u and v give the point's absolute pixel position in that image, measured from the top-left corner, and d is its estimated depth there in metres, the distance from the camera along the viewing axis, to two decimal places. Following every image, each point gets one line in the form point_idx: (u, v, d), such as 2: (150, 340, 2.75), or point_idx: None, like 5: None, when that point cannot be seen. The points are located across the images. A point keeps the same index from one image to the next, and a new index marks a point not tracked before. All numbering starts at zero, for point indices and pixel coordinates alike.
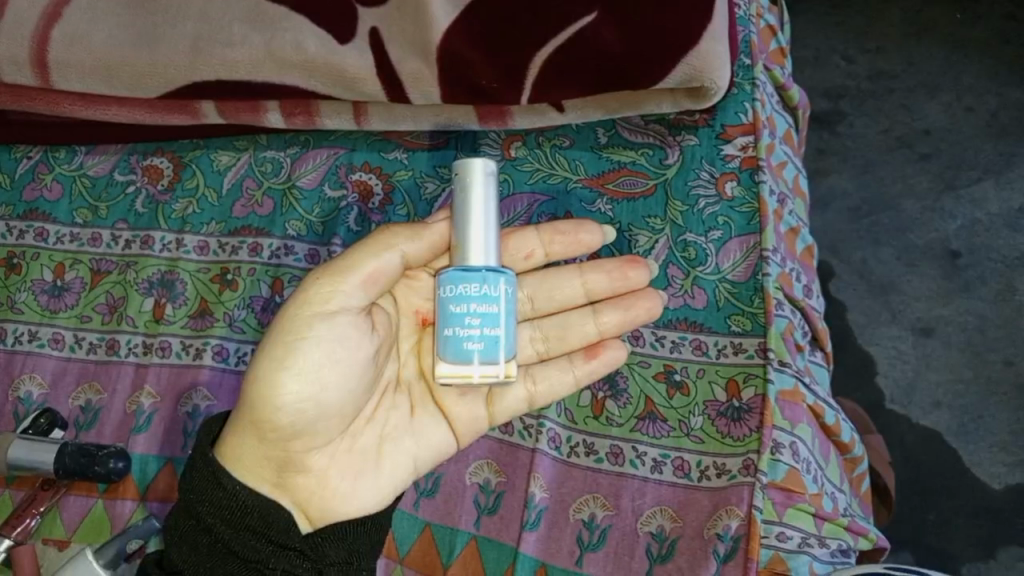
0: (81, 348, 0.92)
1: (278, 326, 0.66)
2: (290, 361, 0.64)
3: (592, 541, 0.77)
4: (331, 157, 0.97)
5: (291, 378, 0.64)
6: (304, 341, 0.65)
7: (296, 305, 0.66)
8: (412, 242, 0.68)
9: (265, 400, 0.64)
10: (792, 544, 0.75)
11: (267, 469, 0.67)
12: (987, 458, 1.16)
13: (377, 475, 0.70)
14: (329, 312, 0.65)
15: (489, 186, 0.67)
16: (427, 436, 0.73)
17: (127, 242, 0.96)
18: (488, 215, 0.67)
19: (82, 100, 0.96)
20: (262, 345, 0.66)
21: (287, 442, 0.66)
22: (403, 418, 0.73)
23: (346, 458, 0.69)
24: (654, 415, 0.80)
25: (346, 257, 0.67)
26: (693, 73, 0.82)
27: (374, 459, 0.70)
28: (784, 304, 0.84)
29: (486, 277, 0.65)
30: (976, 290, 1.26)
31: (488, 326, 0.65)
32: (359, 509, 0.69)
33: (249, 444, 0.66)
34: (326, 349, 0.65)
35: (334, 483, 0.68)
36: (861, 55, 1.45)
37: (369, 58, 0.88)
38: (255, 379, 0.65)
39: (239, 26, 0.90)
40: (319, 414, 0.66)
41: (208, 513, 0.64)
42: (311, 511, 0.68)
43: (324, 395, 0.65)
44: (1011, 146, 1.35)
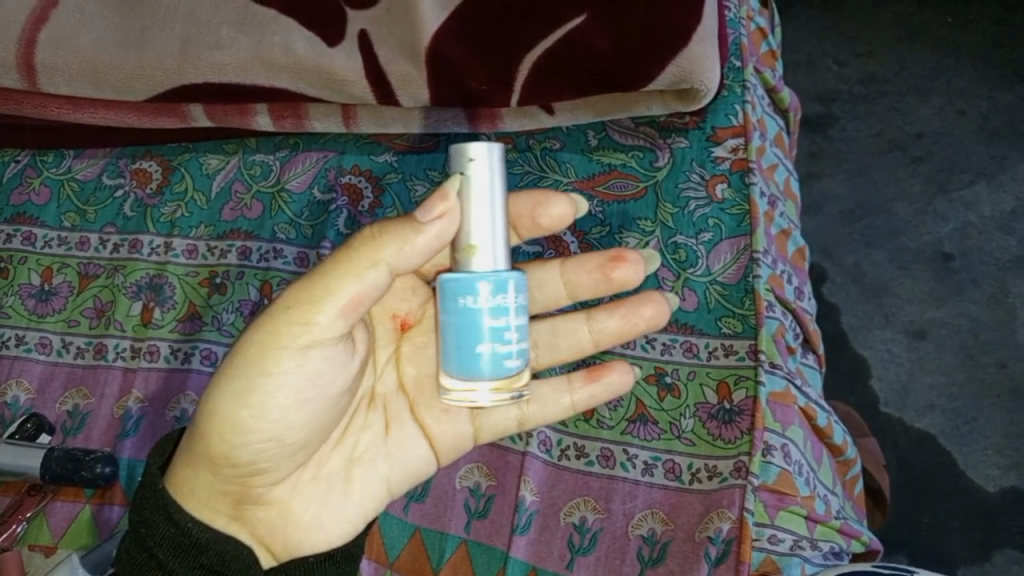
0: (68, 352, 0.91)
1: (237, 355, 0.56)
2: (250, 399, 0.56)
3: (583, 545, 0.77)
4: (320, 160, 0.96)
5: (251, 417, 0.56)
6: (268, 377, 0.56)
7: (260, 333, 0.55)
8: (403, 255, 0.54)
9: (224, 438, 0.57)
10: (783, 547, 0.75)
11: (222, 502, 0.60)
12: (981, 461, 1.15)
13: (344, 504, 0.64)
14: (298, 346, 0.55)
15: (494, 175, 0.56)
16: (403, 455, 0.67)
17: (115, 246, 0.96)
18: (495, 210, 0.56)
19: (69, 103, 0.96)
20: (219, 374, 0.57)
21: (247, 478, 0.59)
22: (376, 436, 0.67)
23: (312, 485, 0.63)
24: (645, 418, 0.80)
25: (324, 276, 0.54)
26: (683, 75, 0.82)
27: (343, 486, 0.64)
28: (776, 306, 0.84)
29: (506, 287, 0.57)
30: (969, 293, 1.26)
31: (500, 343, 0.56)
32: (325, 541, 0.63)
33: (203, 477, 0.59)
34: (293, 386, 0.56)
35: (299, 515, 0.62)
36: (853, 58, 1.46)
37: (358, 60, 0.88)
38: (210, 414, 0.57)
39: (227, 29, 0.89)
40: (282, 451, 0.59)
41: (160, 550, 0.58)
42: (272, 543, 0.62)
43: (289, 434, 0.58)
44: (1003, 150, 1.35)
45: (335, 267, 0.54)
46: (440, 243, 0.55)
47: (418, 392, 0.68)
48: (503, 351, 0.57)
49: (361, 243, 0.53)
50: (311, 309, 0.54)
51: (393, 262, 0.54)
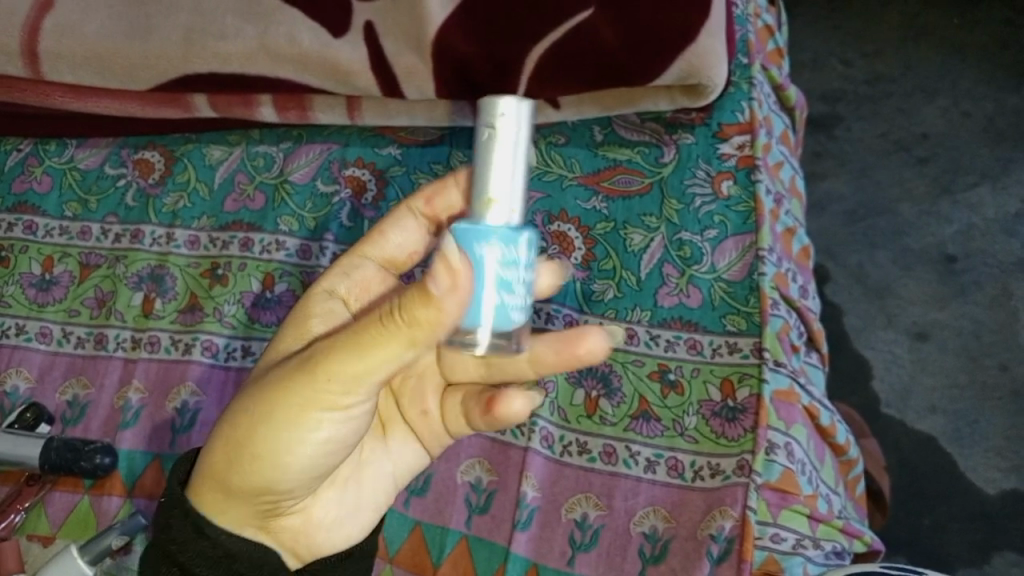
0: (68, 342, 0.91)
1: (274, 406, 0.48)
2: (293, 444, 0.49)
3: (584, 541, 0.76)
4: (324, 152, 0.96)
5: (297, 461, 0.50)
6: (313, 431, 0.49)
7: (303, 390, 0.47)
8: (439, 335, 0.44)
9: (263, 473, 0.50)
10: (786, 546, 0.74)
11: (251, 515, 0.53)
12: (983, 464, 1.14)
13: (356, 505, 0.58)
14: (339, 403, 0.48)
15: (518, 127, 0.51)
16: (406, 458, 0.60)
17: (117, 236, 0.95)
18: (517, 165, 0.51)
19: (72, 92, 0.95)
20: (257, 412, 0.49)
21: (278, 500, 0.52)
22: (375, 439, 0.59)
23: (331, 489, 0.56)
24: (648, 415, 0.79)
25: (361, 348, 0.45)
26: (691, 70, 0.82)
27: (356, 491, 0.58)
28: (780, 303, 0.83)
29: (506, 237, 0.49)
30: (972, 295, 1.25)
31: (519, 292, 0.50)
32: (345, 540, 0.57)
33: (234, 500, 0.52)
34: (340, 432, 0.50)
35: (321, 521, 0.56)
36: (860, 59, 1.46)
37: (363, 52, 0.87)
38: (249, 450, 0.49)
39: (233, 18, 0.89)
40: (320, 477, 0.53)
41: (190, 568, 0.51)
42: (297, 548, 0.56)
43: (329, 464, 0.52)
44: (1008, 152, 1.35)
45: (375, 342, 0.44)
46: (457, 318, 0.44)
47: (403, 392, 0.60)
48: (500, 305, 0.49)
49: (392, 322, 0.43)
50: (357, 375, 0.46)
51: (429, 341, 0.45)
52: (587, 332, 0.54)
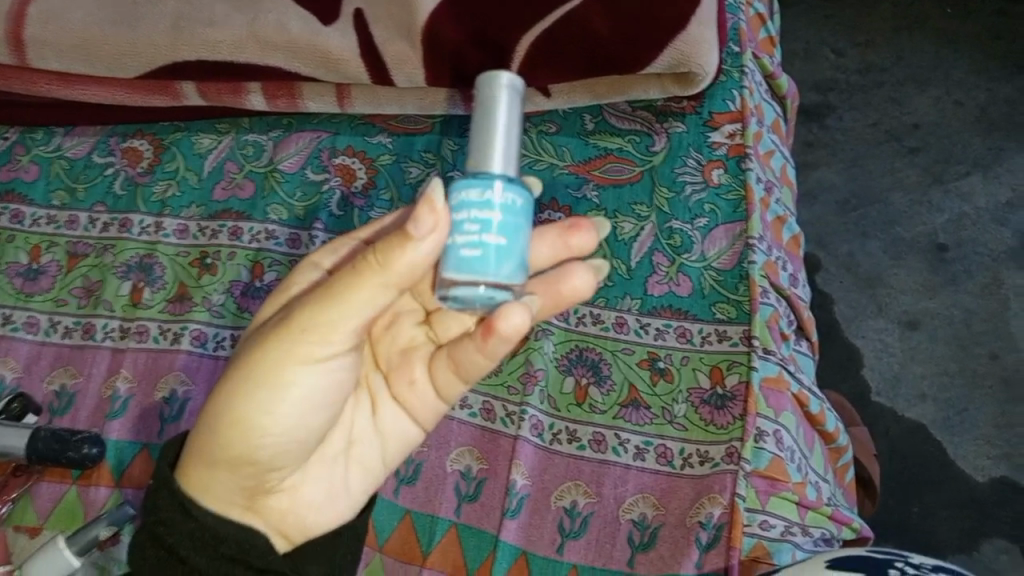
0: (56, 332, 0.90)
1: (248, 365, 0.49)
2: (266, 405, 0.49)
3: (574, 529, 0.76)
4: (314, 141, 0.95)
5: (272, 425, 0.50)
6: (286, 390, 0.49)
7: (275, 345, 0.48)
8: (415, 276, 0.45)
9: (240, 441, 0.50)
10: (775, 534, 0.74)
11: (236, 494, 0.53)
12: (973, 452, 1.14)
13: (344, 484, 0.57)
14: (312, 356, 0.48)
15: (516, 102, 0.51)
16: (397, 437, 0.58)
17: (105, 225, 0.94)
18: (516, 140, 0.50)
19: (59, 80, 0.95)
20: (233, 376, 0.49)
21: (262, 476, 0.52)
22: (365, 416, 0.57)
23: (319, 467, 0.56)
24: (637, 403, 0.79)
25: (332, 294, 0.46)
26: (681, 59, 0.82)
27: (344, 469, 0.56)
28: (770, 292, 0.84)
29: (472, 183, 0.47)
30: (963, 284, 1.26)
31: (495, 232, 0.46)
32: (334, 519, 0.56)
33: (217, 475, 0.52)
34: (314, 391, 0.50)
35: (308, 501, 0.55)
36: (851, 48, 1.46)
37: (353, 39, 0.87)
38: (226, 416, 0.49)
39: (221, 6, 0.88)
40: (300, 449, 0.52)
41: (180, 549, 0.52)
42: (286, 529, 0.55)
43: (306, 433, 0.51)
44: (1000, 141, 1.35)
45: (346, 287, 0.46)
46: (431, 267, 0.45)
47: (391, 367, 0.57)
48: (472, 247, 0.46)
49: (362, 267, 0.45)
50: (328, 324, 0.47)
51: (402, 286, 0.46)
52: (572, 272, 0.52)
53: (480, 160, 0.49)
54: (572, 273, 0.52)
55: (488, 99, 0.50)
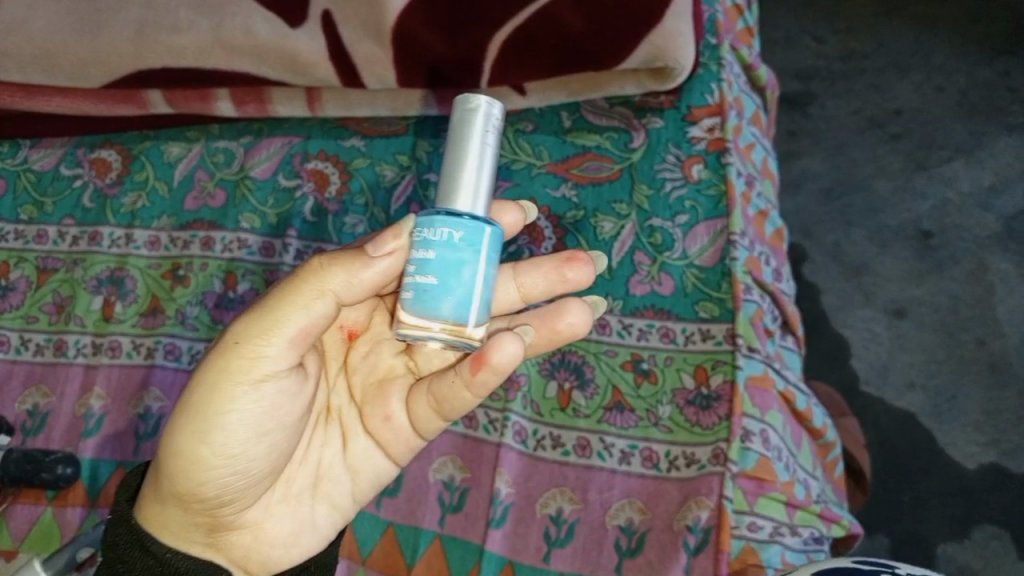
0: (27, 350, 0.88)
1: (188, 393, 0.48)
2: (205, 434, 0.48)
3: (560, 537, 0.74)
4: (286, 146, 0.94)
5: (214, 455, 0.48)
6: (224, 417, 0.48)
7: (211, 372, 0.47)
8: (355, 294, 0.48)
9: (185, 475, 0.48)
10: (763, 535, 0.73)
11: (193, 531, 0.51)
12: (962, 439, 1.14)
13: (313, 519, 0.55)
14: (248, 380, 0.48)
15: (491, 126, 0.52)
16: (367, 469, 0.57)
17: (74, 239, 0.92)
18: (489, 173, 0.52)
19: (22, 92, 0.92)
20: (176, 408, 0.49)
21: (216, 511, 0.51)
22: (337, 449, 0.57)
23: (282, 501, 0.54)
24: (622, 406, 0.78)
25: (270, 305, 0.47)
26: (657, 53, 0.81)
27: (312, 504, 0.55)
28: (753, 289, 0.82)
29: (419, 222, 0.50)
30: (949, 270, 1.25)
31: (427, 272, 0.48)
32: (301, 555, 0.55)
33: (169, 511, 0.50)
34: (255, 417, 0.49)
35: (273, 536, 0.53)
36: (832, 36, 1.45)
37: (321, 41, 0.85)
38: (169, 449, 0.49)
39: (187, 11, 0.86)
40: (251, 481, 0.51)
41: None
42: (250, 566, 0.53)
43: (254, 463, 0.50)
44: (981, 126, 1.34)
45: (286, 296, 0.47)
46: (388, 279, 0.49)
47: (366, 400, 0.57)
48: (412, 289, 0.49)
49: (307, 271, 0.47)
50: (263, 336, 0.47)
51: (341, 294, 0.48)
52: (566, 308, 0.55)
53: (448, 195, 0.51)
54: (568, 311, 0.55)
55: (460, 134, 0.52)
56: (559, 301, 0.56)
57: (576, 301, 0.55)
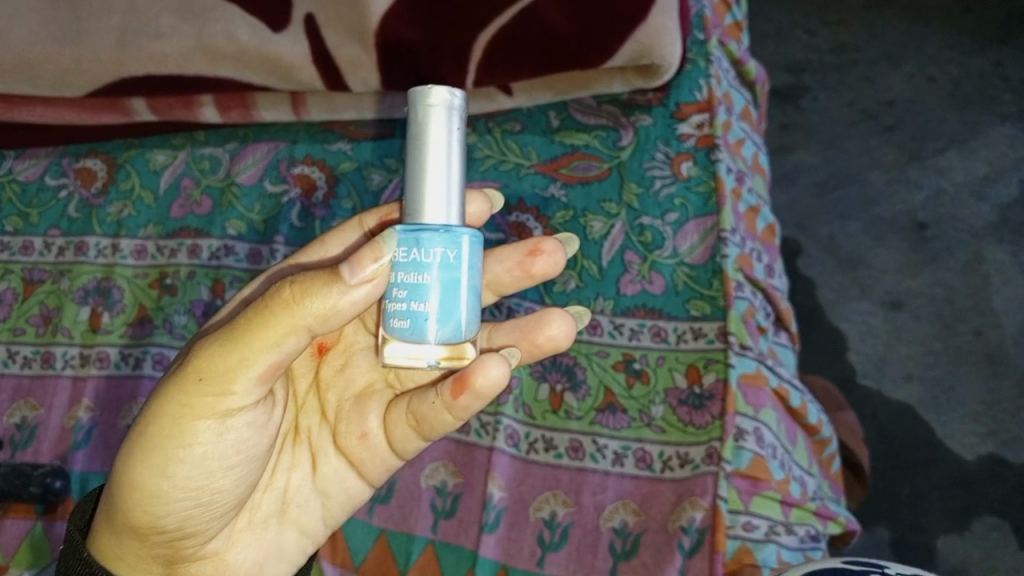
0: (15, 363, 0.87)
1: (145, 427, 0.47)
2: (166, 467, 0.47)
3: (554, 541, 0.74)
4: (272, 151, 0.93)
5: (174, 489, 0.48)
6: (185, 452, 0.47)
7: (169, 407, 0.46)
8: (332, 322, 0.45)
9: (141, 509, 0.48)
10: (758, 534, 0.73)
11: (150, 560, 0.51)
12: (960, 430, 1.13)
13: (281, 545, 0.55)
14: (210, 414, 0.46)
15: (454, 121, 0.51)
16: (336, 491, 0.57)
17: (60, 249, 0.91)
18: (456, 169, 0.52)
19: (5, 103, 0.92)
20: (131, 440, 0.48)
21: (174, 542, 0.50)
22: (308, 472, 0.56)
23: (247, 530, 0.54)
24: (614, 407, 0.78)
25: (235, 341, 0.44)
26: (642, 50, 0.81)
27: (279, 529, 0.55)
28: (745, 285, 0.82)
29: (402, 242, 0.49)
30: (944, 261, 1.24)
31: (422, 300, 0.49)
32: None
33: (126, 542, 0.50)
34: (216, 452, 0.48)
35: (235, 565, 0.53)
36: (823, 28, 1.44)
37: (305, 45, 0.84)
38: (124, 484, 0.48)
39: (168, 18, 0.85)
40: (213, 513, 0.50)
41: None
42: None
43: (215, 496, 0.49)
44: (975, 115, 1.33)
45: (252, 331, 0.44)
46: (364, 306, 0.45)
47: (341, 418, 0.57)
48: (400, 315, 0.49)
49: (276, 303, 0.43)
50: (228, 372, 0.45)
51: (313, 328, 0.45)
52: (548, 320, 0.55)
53: (418, 197, 0.51)
54: (550, 323, 0.55)
55: (421, 133, 0.51)
56: (540, 312, 0.56)
57: (555, 311, 0.55)
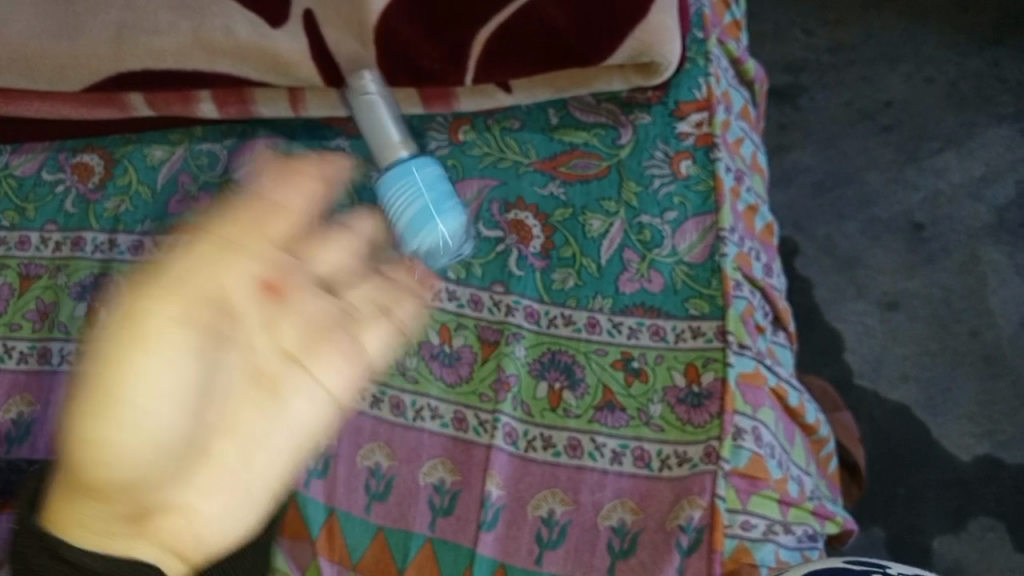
0: (10, 358, 0.87)
1: (88, 377, 0.41)
2: (111, 414, 0.40)
3: (552, 539, 0.74)
4: (269, 147, 0.92)
5: (119, 434, 0.41)
6: (122, 391, 0.41)
7: (97, 353, 0.41)
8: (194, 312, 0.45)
9: (86, 465, 0.41)
10: (756, 533, 0.73)
11: (113, 523, 0.46)
12: (956, 430, 1.14)
13: (249, 495, 0.47)
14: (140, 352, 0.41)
15: None
16: (295, 432, 0.48)
17: (57, 245, 0.91)
18: None
19: (3, 97, 0.92)
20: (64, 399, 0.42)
21: (134, 497, 0.43)
22: (264, 410, 0.47)
23: (210, 480, 0.46)
24: (613, 405, 0.77)
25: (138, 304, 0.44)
26: (642, 48, 0.80)
27: (240, 477, 0.47)
28: (743, 284, 0.82)
29: None
30: (941, 261, 1.24)
31: None
32: (242, 529, 0.47)
33: (83, 507, 0.45)
34: (160, 386, 0.41)
35: (207, 515, 0.46)
36: (820, 27, 1.44)
37: (304, 41, 0.84)
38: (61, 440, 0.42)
39: (165, 13, 0.85)
40: (169, 461, 0.43)
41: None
42: (187, 549, 0.47)
43: (171, 442, 0.42)
44: (972, 116, 1.34)
45: (208, 255, 0.47)
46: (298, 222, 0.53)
47: (294, 343, 0.49)
48: None
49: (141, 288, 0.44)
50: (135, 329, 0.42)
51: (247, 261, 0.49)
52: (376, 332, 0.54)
53: None
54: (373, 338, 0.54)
55: None
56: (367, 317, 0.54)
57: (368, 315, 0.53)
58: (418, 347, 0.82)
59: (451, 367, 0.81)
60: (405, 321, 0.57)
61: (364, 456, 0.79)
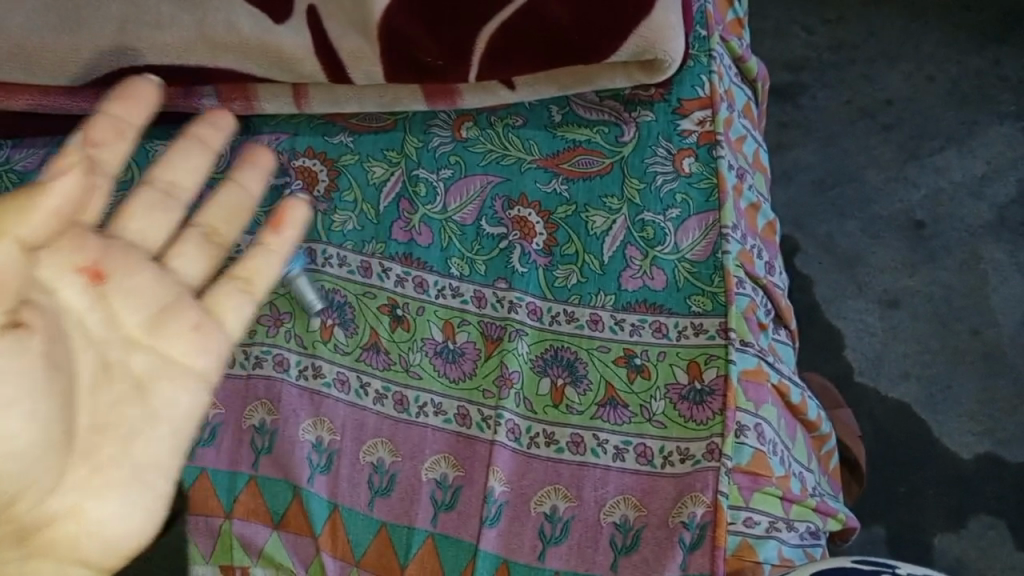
0: None
1: None
2: None
3: (555, 535, 0.74)
4: (273, 143, 0.92)
5: None
6: None
7: None
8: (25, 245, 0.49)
9: None
10: (759, 530, 0.73)
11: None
12: (956, 428, 1.14)
13: (136, 477, 0.53)
14: None
15: None
16: (167, 419, 0.55)
17: None
18: None
19: (1, 90, 0.90)
20: None
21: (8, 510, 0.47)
22: (134, 405, 0.54)
23: (84, 472, 0.51)
24: (615, 401, 0.78)
25: None
26: (646, 45, 0.80)
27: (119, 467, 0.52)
28: (746, 282, 0.82)
29: None
30: (941, 260, 1.25)
31: None
32: (143, 517, 0.52)
33: None
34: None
35: (97, 513, 0.51)
36: (821, 26, 1.44)
37: (307, 37, 0.84)
38: None
39: (168, 5, 0.85)
40: (30, 462, 0.47)
41: None
42: (85, 557, 0.50)
43: (21, 443, 0.46)
44: (973, 115, 1.34)
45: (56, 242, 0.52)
46: (77, 198, 0.50)
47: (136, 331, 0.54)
48: None
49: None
50: None
51: (21, 235, 0.48)
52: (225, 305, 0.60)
53: None
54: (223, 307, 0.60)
55: None
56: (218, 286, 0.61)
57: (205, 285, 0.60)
58: (421, 343, 0.82)
59: (454, 363, 0.81)
60: (267, 286, 0.62)
61: (366, 452, 0.79)
